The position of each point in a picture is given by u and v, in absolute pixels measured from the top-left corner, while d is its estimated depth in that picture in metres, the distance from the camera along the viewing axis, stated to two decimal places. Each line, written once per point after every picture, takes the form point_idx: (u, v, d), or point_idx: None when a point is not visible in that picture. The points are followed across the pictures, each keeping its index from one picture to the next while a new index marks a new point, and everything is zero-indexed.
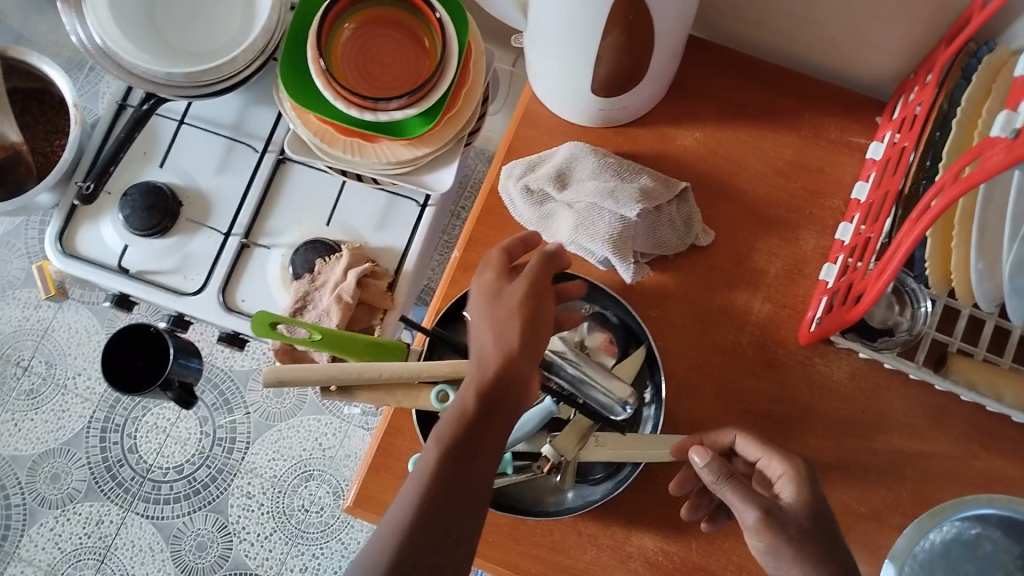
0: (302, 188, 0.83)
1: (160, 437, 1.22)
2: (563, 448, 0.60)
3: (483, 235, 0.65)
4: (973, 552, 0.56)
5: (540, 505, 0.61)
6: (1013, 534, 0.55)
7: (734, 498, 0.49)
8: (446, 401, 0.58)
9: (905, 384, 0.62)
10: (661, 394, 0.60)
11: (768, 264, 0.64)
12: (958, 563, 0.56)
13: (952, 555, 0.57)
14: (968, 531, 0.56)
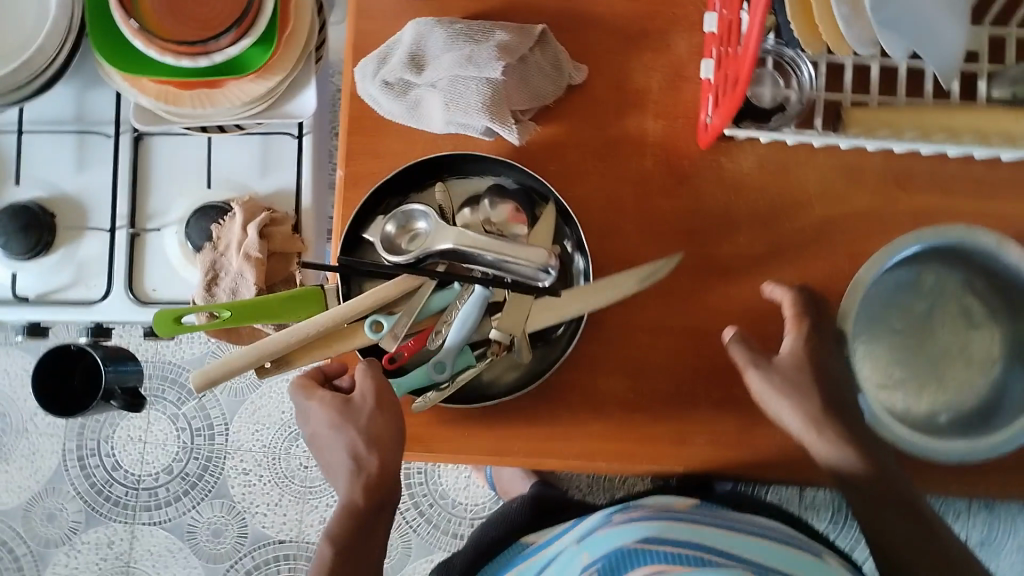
0: (171, 159, 0.79)
1: (137, 446, 1.21)
2: (510, 327, 0.58)
3: (360, 144, 0.62)
4: (918, 290, 0.64)
5: (505, 385, 0.62)
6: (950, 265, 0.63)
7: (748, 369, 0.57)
8: (382, 330, 0.59)
9: (813, 154, 0.62)
10: (585, 245, 0.60)
11: (648, 81, 0.63)
12: (908, 304, 0.64)
13: (901, 299, 0.64)
14: (911, 274, 0.63)
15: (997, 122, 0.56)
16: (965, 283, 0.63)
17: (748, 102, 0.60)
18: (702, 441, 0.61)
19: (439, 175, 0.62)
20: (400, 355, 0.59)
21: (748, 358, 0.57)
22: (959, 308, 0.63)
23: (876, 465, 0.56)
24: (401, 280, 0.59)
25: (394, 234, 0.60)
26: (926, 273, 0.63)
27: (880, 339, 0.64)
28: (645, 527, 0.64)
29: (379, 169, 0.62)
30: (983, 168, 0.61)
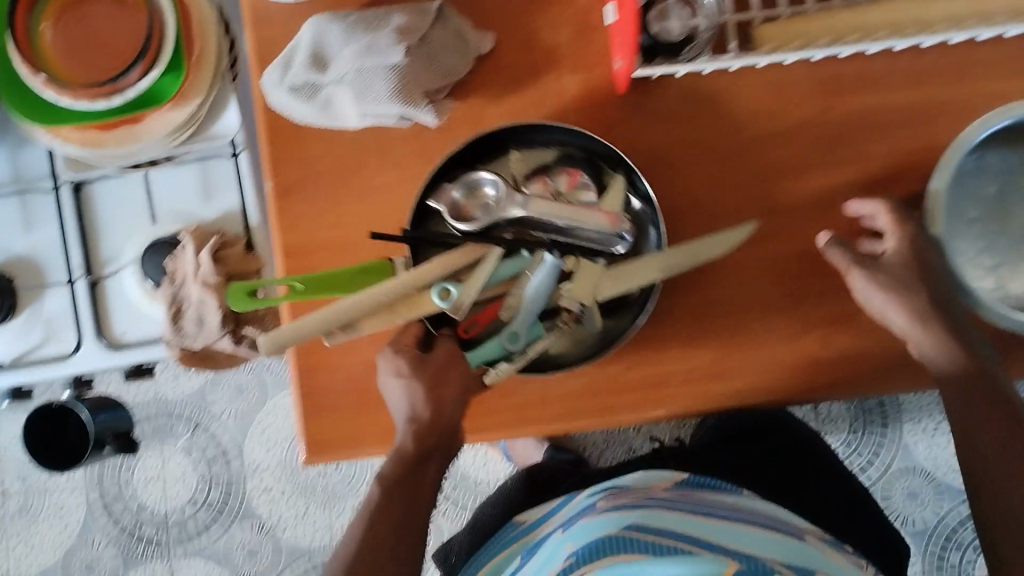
0: (114, 202, 0.79)
1: (158, 485, 1.21)
2: (578, 296, 0.56)
3: (282, 152, 0.61)
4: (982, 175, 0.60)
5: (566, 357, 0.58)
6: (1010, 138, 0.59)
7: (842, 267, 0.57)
8: (452, 298, 0.54)
9: (741, 75, 0.60)
10: (654, 201, 0.57)
11: (557, 36, 0.61)
12: (975, 190, 0.60)
13: (966, 187, 0.60)
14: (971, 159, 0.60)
15: (916, 10, 0.55)
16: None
17: (658, 37, 0.57)
18: (679, 381, 0.60)
19: (507, 145, 0.59)
20: (475, 324, 0.57)
21: (846, 257, 0.57)
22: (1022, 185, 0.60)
23: (953, 363, 0.56)
24: (469, 248, 0.56)
25: (461, 199, 0.58)
26: (987, 156, 0.60)
27: (960, 232, 0.60)
28: (617, 519, 0.62)
29: (307, 174, 0.61)
30: (914, 56, 0.59)
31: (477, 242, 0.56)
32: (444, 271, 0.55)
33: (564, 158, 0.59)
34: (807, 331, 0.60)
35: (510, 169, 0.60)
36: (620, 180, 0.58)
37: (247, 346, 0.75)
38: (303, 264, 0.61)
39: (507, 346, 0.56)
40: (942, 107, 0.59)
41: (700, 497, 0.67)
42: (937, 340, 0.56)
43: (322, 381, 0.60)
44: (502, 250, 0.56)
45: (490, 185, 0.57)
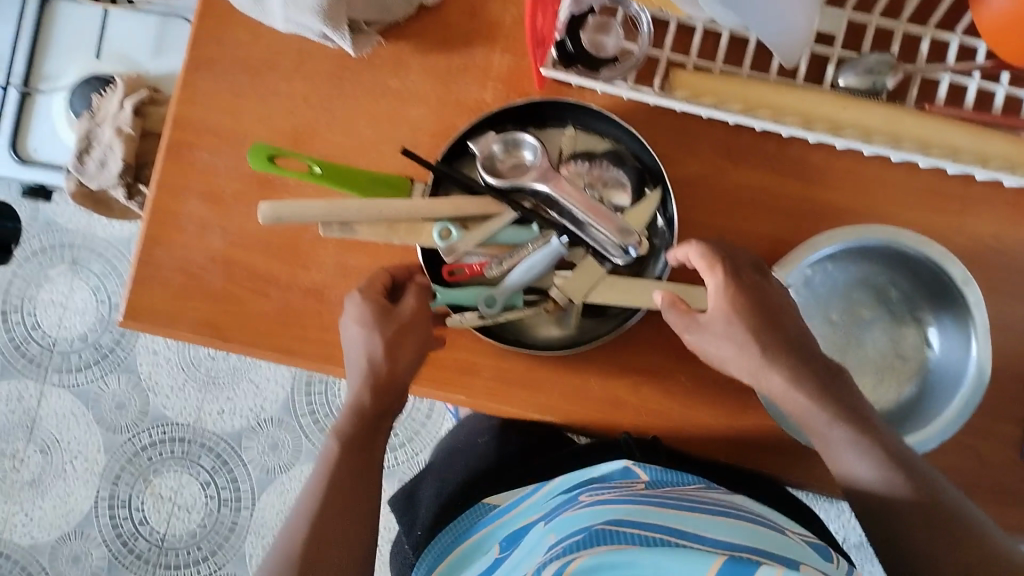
0: (70, 27, 0.81)
1: (57, 311, 1.23)
2: (571, 290, 0.57)
3: (206, 28, 0.62)
4: (866, 299, 0.61)
5: (534, 335, 0.61)
6: (905, 281, 0.60)
7: (703, 338, 0.54)
8: (449, 240, 0.56)
9: (651, 113, 0.61)
10: (674, 229, 0.58)
11: (502, 12, 0.62)
12: (854, 308, 0.61)
13: (851, 299, 0.61)
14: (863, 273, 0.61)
15: (826, 108, 0.55)
16: (911, 315, 0.60)
17: (584, 49, 0.59)
18: (490, 377, 0.61)
19: (568, 120, 0.60)
20: (462, 270, 0.58)
21: (694, 324, 0.55)
22: (895, 338, 0.61)
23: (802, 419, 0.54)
24: (482, 201, 0.57)
25: (504, 158, 0.58)
26: (892, 284, 0.61)
27: (815, 323, 0.61)
28: (620, 509, 0.51)
29: (220, 57, 0.62)
30: (816, 156, 0.60)
31: (495, 199, 0.57)
32: (450, 213, 0.57)
33: (612, 153, 0.60)
34: (621, 372, 0.62)
35: (558, 144, 0.61)
36: (653, 195, 0.57)
37: (137, 204, 0.77)
38: (185, 137, 0.61)
39: (479, 304, 0.57)
40: (825, 213, 0.61)
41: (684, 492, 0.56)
42: (841, 436, 0.52)
43: (161, 255, 0.60)
44: (513, 217, 0.57)
45: (531, 152, 0.58)
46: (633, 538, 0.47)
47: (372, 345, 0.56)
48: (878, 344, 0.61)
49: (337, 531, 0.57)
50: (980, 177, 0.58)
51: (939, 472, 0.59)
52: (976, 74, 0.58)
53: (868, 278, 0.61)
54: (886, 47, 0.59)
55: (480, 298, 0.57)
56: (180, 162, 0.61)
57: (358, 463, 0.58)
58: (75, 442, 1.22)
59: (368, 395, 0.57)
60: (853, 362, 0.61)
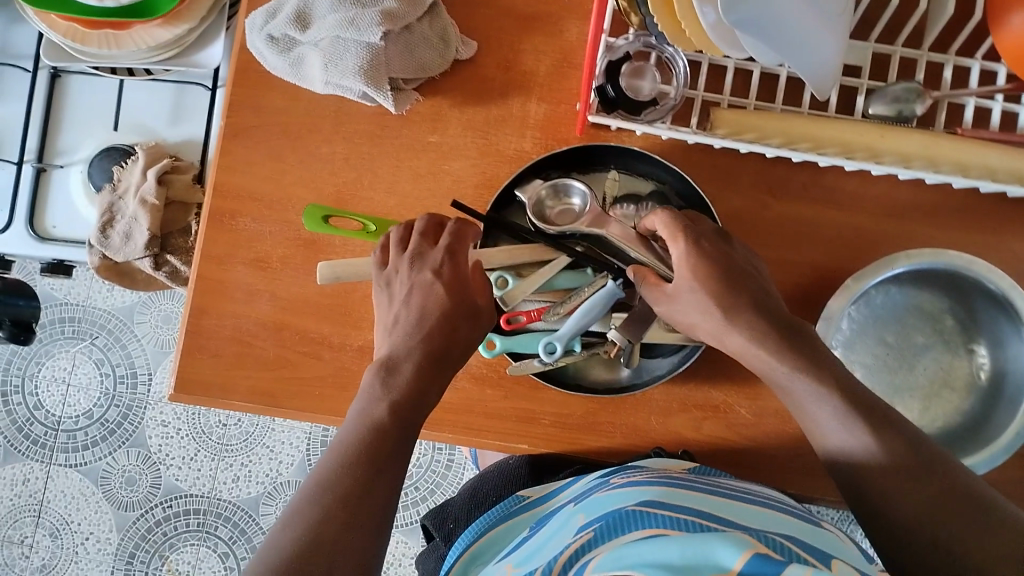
0: (85, 100, 0.81)
1: (60, 388, 1.20)
2: (629, 333, 0.56)
3: (245, 96, 0.63)
4: (921, 324, 0.62)
5: (593, 380, 0.61)
6: (960, 302, 0.61)
7: (656, 296, 0.54)
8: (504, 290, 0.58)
9: (689, 152, 0.62)
10: None
11: (536, 63, 0.63)
12: (909, 334, 0.62)
13: (906, 324, 0.62)
14: (913, 298, 0.62)
15: (865, 139, 0.57)
16: (966, 335, 0.61)
17: (624, 92, 0.59)
18: (549, 421, 0.62)
19: (613, 163, 0.61)
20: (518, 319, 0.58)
21: (651, 286, 0.54)
22: (949, 363, 0.61)
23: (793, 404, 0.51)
24: (536, 249, 0.58)
25: (555, 205, 0.60)
26: (950, 312, 0.62)
27: (868, 346, 0.62)
28: (651, 491, 0.48)
29: (260, 123, 0.63)
30: (854, 184, 0.62)
31: (546, 246, 0.58)
32: (506, 261, 0.58)
33: (656, 194, 0.61)
34: (681, 409, 0.62)
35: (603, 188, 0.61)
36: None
37: (165, 274, 0.78)
38: (229, 206, 0.62)
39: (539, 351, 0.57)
40: (866, 237, 0.62)
41: (722, 480, 0.53)
42: (808, 388, 0.50)
43: (211, 323, 0.62)
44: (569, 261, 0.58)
45: (580, 198, 0.59)
46: (670, 522, 0.43)
47: (428, 286, 0.52)
48: (930, 370, 0.61)
49: (375, 508, 0.44)
50: (1014, 193, 0.60)
51: (999, 485, 0.59)
52: (999, 96, 0.60)
53: (927, 304, 0.62)
54: (911, 76, 0.61)
55: (540, 346, 0.57)
56: (224, 231, 0.62)
57: (400, 428, 0.47)
58: (84, 523, 1.18)
59: (416, 361, 0.49)
60: (903, 384, 0.61)
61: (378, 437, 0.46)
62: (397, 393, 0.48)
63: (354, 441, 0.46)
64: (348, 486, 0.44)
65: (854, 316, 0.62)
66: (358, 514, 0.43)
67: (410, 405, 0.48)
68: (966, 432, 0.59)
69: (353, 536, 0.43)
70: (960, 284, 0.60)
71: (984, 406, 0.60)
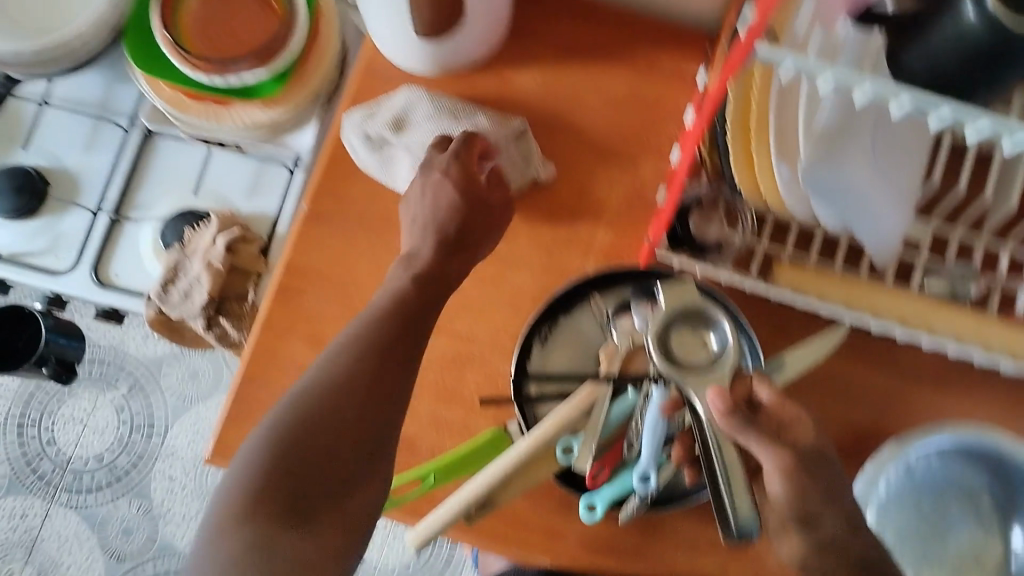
0: (169, 161, 0.86)
1: (76, 428, 1.20)
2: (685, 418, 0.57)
3: (331, 184, 0.66)
4: (959, 496, 0.62)
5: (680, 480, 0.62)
6: (1000, 481, 0.61)
7: (756, 445, 0.48)
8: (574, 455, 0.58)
9: (745, 295, 0.64)
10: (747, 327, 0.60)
11: (609, 193, 0.66)
12: (944, 503, 0.62)
13: (942, 495, 0.62)
14: (954, 470, 0.62)
15: (921, 312, 0.59)
16: (1002, 512, 0.62)
17: (693, 233, 0.62)
18: (575, 539, 0.62)
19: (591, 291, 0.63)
20: (602, 471, 0.59)
21: (754, 424, 0.48)
22: (982, 535, 0.62)
23: None
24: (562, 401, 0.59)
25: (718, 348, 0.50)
26: (986, 489, 0.62)
27: (904, 511, 0.61)
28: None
29: (339, 210, 0.66)
30: (902, 352, 0.63)
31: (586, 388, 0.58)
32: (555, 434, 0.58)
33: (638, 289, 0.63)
34: (708, 549, 0.62)
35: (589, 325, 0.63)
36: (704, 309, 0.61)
37: (214, 335, 0.79)
38: (298, 284, 0.65)
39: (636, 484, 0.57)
40: (909, 406, 0.63)
41: None
42: None
43: (259, 394, 0.63)
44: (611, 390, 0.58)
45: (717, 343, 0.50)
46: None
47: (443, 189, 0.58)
48: (960, 543, 0.62)
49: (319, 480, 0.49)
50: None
51: None
52: None
53: (965, 478, 0.62)
54: (970, 257, 0.63)
55: (635, 479, 0.57)
56: (288, 306, 0.64)
57: (378, 417, 0.51)
58: (73, 568, 1.16)
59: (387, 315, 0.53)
60: (933, 554, 0.61)
61: (329, 394, 0.50)
62: (341, 368, 0.51)
63: (314, 383, 0.51)
64: (310, 405, 0.50)
65: (898, 486, 0.60)
66: (295, 462, 0.49)
67: (384, 393, 0.52)
68: None
69: (290, 482, 0.48)
70: (1004, 465, 0.60)
71: None
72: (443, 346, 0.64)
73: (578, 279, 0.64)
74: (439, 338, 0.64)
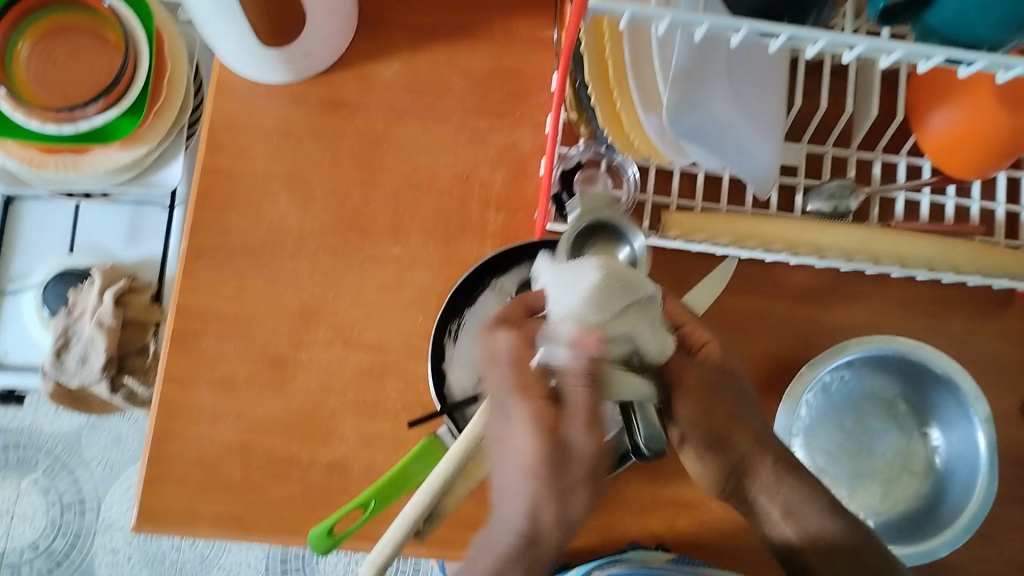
0: (36, 223, 0.83)
1: (3, 520, 1.14)
2: None
3: (208, 215, 0.64)
4: (880, 409, 0.64)
5: None
6: (913, 385, 0.63)
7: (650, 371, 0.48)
8: None
9: None
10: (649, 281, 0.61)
11: (493, 174, 0.66)
12: (868, 419, 0.64)
13: (865, 410, 0.64)
14: (869, 383, 0.64)
15: (808, 234, 0.59)
16: (920, 416, 0.63)
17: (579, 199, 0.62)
18: None
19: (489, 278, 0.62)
20: None
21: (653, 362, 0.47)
22: (908, 444, 0.63)
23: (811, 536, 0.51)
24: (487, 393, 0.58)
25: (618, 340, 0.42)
26: (901, 397, 0.64)
27: (830, 431, 0.63)
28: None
29: (222, 242, 0.63)
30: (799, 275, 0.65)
31: None
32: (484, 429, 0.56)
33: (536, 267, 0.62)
34: (654, 505, 0.62)
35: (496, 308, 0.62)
36: None
37: (122, 396, 0.78)
38: (194, 325, 0.62)
39: None
40: (818, 327, 0.65)
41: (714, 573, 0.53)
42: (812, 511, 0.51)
43: (174, 446, 0.60)
44: None
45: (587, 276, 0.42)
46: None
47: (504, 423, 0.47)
48: (888, 454, 0.63)
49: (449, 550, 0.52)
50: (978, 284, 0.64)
51: (965, 560, 0.61)
52: (924, 190, 0.64)
53: (880, 389, 0.64)
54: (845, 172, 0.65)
55: None
56: (189, 351, 0.62)
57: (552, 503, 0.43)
58: None
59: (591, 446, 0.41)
60: (864, 469, 0.63)
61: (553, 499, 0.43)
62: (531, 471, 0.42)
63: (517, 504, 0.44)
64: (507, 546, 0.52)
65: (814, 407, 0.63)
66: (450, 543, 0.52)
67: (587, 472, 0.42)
68: (924, 517, 0.61)
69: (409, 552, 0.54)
70: (912, 370, 0.62)
71: (941, 488, 0.61)
72: (356, 358, 0.62)
73: (476, 264, 0.63)
74: (351, 352, 0.62)
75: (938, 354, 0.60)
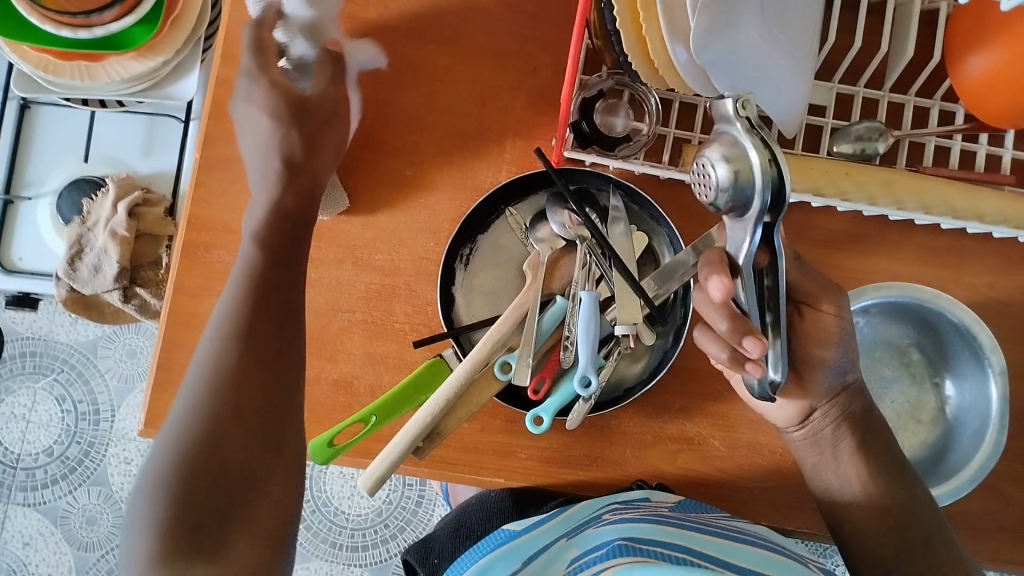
0: (54, 130, 0.85)
1: (19, 426, 1.17)
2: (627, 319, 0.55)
3: (221, 129, 0.63)
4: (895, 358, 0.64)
5: (622, 380, 0.61)
6: (926, 334, 0.62)
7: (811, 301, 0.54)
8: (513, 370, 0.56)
9: (661, 184, 0.63)
10: (668, 219, 0.60)
11: (511, 100, 0.64)
12: (879, 370, 0.64)
13: (878, 358, 0.64)
14: (885, 331, 0.63)
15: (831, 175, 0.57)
16: (932, 365, 0.63)
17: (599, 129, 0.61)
18: (526, 453, 0.61)
19: (502, 206, 0.62)
20: (544, 381, 0.58)
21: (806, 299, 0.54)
22: (918, 391, 0.63)
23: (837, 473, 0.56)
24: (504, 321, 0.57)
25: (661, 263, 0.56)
26: (915, 346, 0.63)
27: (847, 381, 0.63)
28: (636, 523, 0.48)
29: (234, 156, 0.63)
30: (822, 217, 0.63)
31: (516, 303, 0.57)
32: (496, 349, 0.56)
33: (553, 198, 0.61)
34: (656, 440, 0.62)
35: (509, 231, 0.62)
36: (617, 204, 0.60)
37: (135, 306, 0.80)
38: (203, 238, 0.62)
39: (577, 390, 0.56)
40: (837, 271, 0.63)
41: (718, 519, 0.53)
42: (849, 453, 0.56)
43: (182, 356, 0.61)
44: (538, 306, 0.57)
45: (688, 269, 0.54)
46: (657, 554, 0.44)
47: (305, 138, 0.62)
48: (898, 403, 0.63)
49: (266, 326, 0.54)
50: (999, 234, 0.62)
51: (968, 511, 0.60)
52: (956, 135, 0.62)
53: (894, 337, 0.64)
54: (873, 115, 0.63)
55: (576, 383, 0.56)
56: (199, 263, 0.62)
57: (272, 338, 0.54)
58: (43, 564, 1.14)
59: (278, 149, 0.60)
60: None
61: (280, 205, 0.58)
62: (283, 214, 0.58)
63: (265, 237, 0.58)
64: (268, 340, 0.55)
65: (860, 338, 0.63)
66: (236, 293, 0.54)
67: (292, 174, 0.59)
68: (934, 463, 0.61)
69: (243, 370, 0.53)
70: (928, 319, 0.61)
71: (950, 437, 0.61)
72: (364, 280, 0.62)
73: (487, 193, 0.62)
74: (360, 273, 0.62)
75: (959, 306, 0.59)
